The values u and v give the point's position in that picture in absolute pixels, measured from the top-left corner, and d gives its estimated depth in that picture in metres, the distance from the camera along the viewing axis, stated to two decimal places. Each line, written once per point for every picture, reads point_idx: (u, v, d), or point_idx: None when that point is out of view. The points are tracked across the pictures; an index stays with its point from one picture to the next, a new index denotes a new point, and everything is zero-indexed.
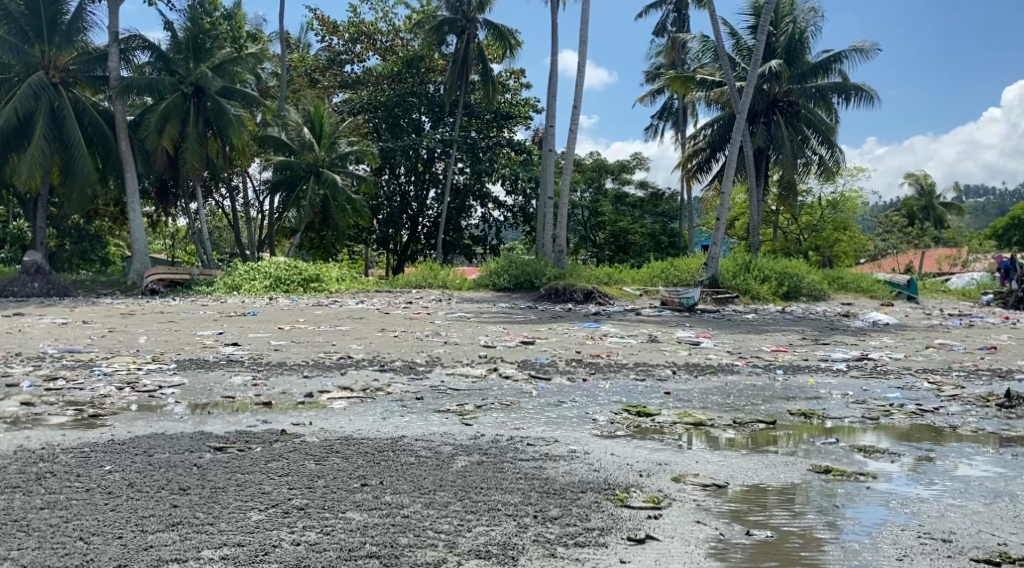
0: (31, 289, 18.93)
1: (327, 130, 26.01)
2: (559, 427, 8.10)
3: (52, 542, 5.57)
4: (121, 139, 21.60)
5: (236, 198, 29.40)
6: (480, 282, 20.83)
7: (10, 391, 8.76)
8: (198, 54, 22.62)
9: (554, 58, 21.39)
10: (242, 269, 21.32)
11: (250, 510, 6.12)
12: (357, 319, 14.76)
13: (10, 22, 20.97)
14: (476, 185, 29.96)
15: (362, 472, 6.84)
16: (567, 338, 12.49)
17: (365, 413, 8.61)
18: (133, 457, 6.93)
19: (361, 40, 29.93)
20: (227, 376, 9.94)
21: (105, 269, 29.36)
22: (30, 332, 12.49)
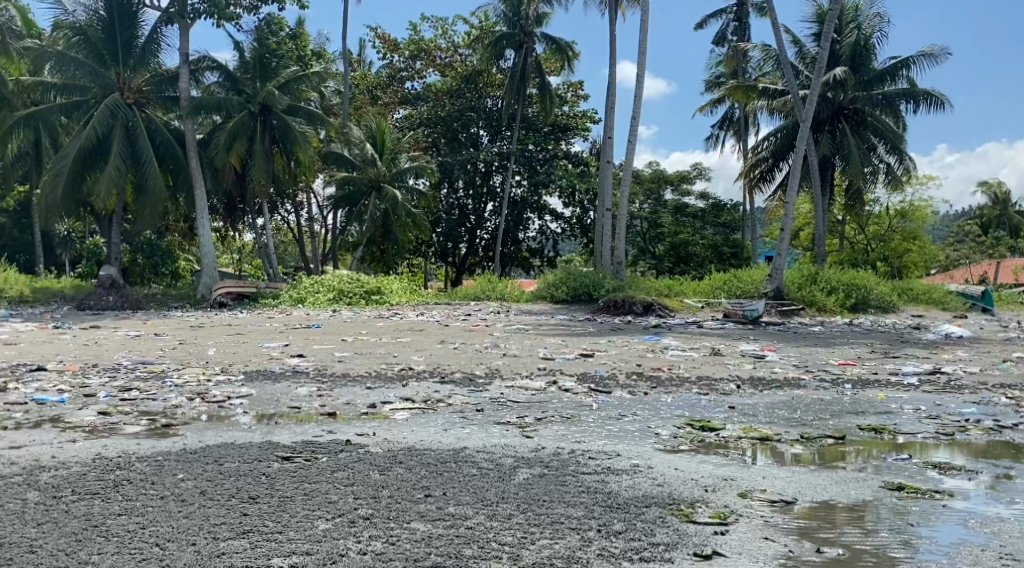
0: (106, 303, 19.44)
1: (388, 145, 26.22)
2: (621, 441, 8.07)
3: (130, 548, 5.72)
4: (191, 158, 22.15)
5: (300, 213, 29.88)
6: (538, 293, 20.84)
7: (88, 402, 9.01)
8: (264, 73, 23.11)
9: (614, 69, 21.32)
10: (306, 282, 21.64)
11: (317, 519, 6.21)
12: (417, 331, 14.86)
13: (88, 47, 21.54)
14: (533, 198, 29.94)
15: (425, 483, 6.90)
16: (628, 351, 12.44)
17: (426, 424, 8.68)
18: (204, 466, 7.08)
19: (421, 56, 30.15)
20: (292, 387, 10.08)
21: (174, 283, 30.07)
22: (105, 343, 12.84)
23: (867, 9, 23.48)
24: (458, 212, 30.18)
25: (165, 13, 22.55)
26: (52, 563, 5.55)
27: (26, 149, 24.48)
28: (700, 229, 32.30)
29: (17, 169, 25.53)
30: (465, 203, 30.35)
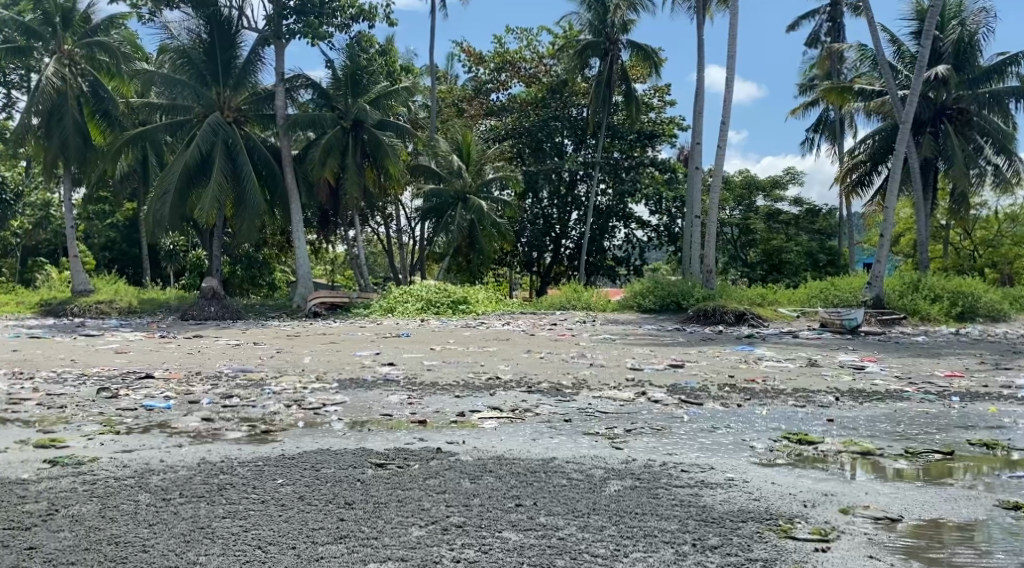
0: (208, 314, 20.07)
1: (473, 156, 26.49)
2: (715, 454, 7.94)
3: (234, 549, 5.89)
4: (288, 172, 22.84)
5: (390, 224, 30.28)
6: (626, 303, 20.72)
7: (193, 408, 9.31)
8: (355, 90, 23.63)
9: (701, 74, 21.05)
10: (397, 292, 21.94)
11: (410, 526, 6.30)
12: (504, 341, 14.90)
13: (192, 68, 22.47)
14: (619, 206, 29.84)
15: (516, 492, 6.92)
16: (719, 362, 12.25)
17: (515, 434, 8.70)
18: (302, 472, 7.23)
19: (506, 68, 30.24)
20: (383, 395, 10.23)
21: (272, 293, 30.84)
22: (207, 352, 13.25)
23: (970, 6, 22.68)
24: (542, 222, 30.10)
25: (262, 33, 23.25)
26: (163, 562, 5.73)
27: (133, 167, 25.42)
28: (794, 235, 31.30)
29: (126, 187, 26.55)
30: (550, 212, 30.09)
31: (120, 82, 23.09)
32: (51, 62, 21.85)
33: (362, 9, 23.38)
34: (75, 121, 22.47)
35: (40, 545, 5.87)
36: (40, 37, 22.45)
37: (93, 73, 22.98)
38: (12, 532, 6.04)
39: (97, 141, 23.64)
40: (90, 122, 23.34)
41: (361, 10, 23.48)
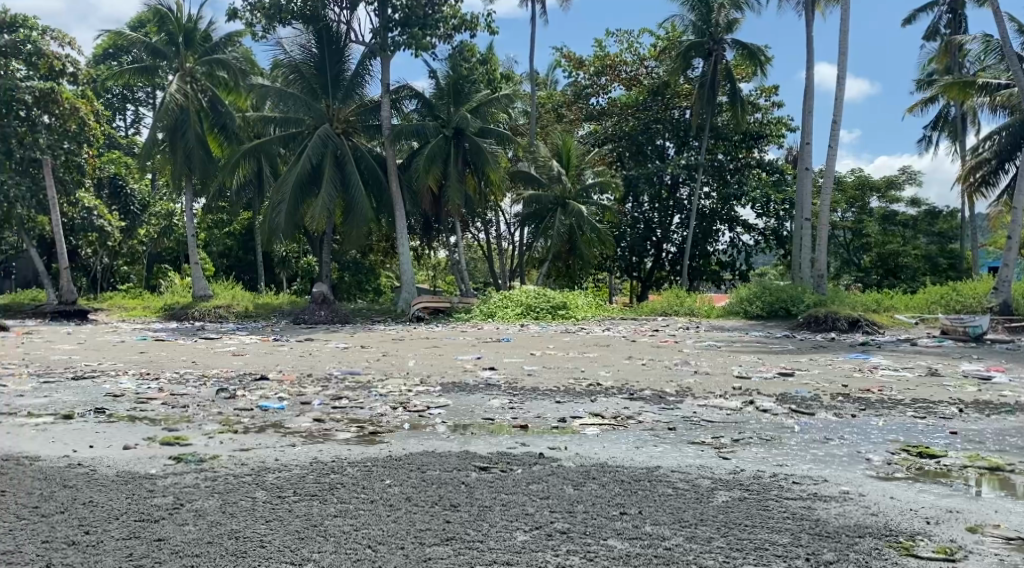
0: (318, 317, 20.58)
1: (573, 161, 26.24)
2: (828, 466, 7.68)
3: (346, 547, 5.98)
4: (392, 181, 23.25)
5: (490, 230, 30.36)
6: (732, 308, 20.28)
7: (304, 409, 9.52)
8: (457, 98, 23.88)
9: (810, 72, 20.52)
10: (497, 298, 22.01)
11: (515, 530, 6.30)
12: (605, 347, 14.80)
13: (302, 82, 23.25)
14: (723, 209, 29.25)
15: (620, 500, 6.82)
16: (831, 370, 11.86)
17: (618, 441, 8.59)
18: (409, 473, 7.30)
19: (606, 72, 29.87)
20: (485, 399, 10.26)
21: (377, 298, 31.40)
22: (317, 354, 13.57)
23: None
24: (643, 225, 29.84)
25: (370, 46, 23.74)
26: (280, 558, 5.85)
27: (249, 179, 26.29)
28: (912, 238, 30.83)
29: (243, 198, 27.45)
30: (650, 216, 29.80)
31: (238, 95, 24.13)
32: (175, 79, 22.83)
33: (464, 19, 23.64)
34: (198, 135, 23.26)
35: (167, 537, 6.06)
36: (165, 56, 23.37)
37: (213, 88, 24.02)
38: (141, 523, 6.25)
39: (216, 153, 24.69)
40: (210, 136, 24.32)
41: (463, 20, 23.74)
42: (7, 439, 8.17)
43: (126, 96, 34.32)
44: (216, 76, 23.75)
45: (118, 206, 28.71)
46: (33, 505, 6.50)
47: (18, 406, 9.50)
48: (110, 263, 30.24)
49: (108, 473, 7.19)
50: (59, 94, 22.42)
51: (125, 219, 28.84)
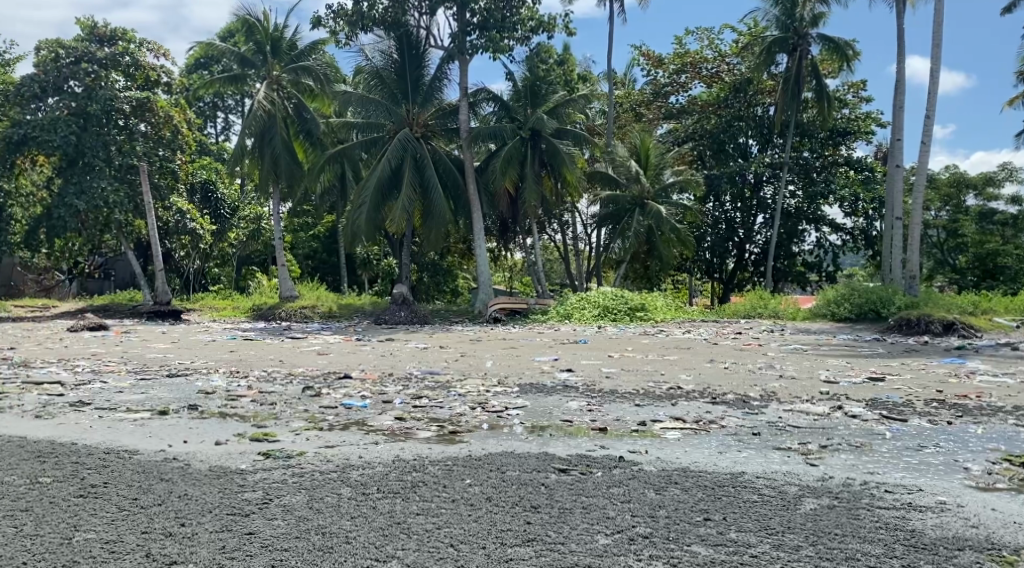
0: (398, 318, 20.76)
1: (652, 161, 26.03)
2: (923, 474, 7.38)
3: (429, 545, 5.97)
4: (470, 183, 23.33)
5: (567, 231, 30.22)
6: (818, 310, 19.81)
7: (386, 407, 9.56)
8: (534, 99, 23.97)
9: (901, 66, 19.89)
10: (574, 299, 21.86)
11: (597, 533, 6.20)
12: (686, 349, 14.56)
13: (383, 87, 23.49)
14: (809, 208, 28.53)
15: (704, 506, 6.66)
16: (925, 375, 11.42)
17: (700, 445, 8.41)
18: (488, 473, 7.24)
19: (686, 70, 29.52)
20: (564, 401, 10.17)
21: (455, 300, 31.50)
22: (397, 354, 13.67)
23: None
24: (725, 226, 29.34)
25: (448, 50, 23.87)
26: (365, 554, 5.86)
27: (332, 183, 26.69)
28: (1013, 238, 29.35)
29: (325, 201, 27.91)
30: (733, 215, 29.29)
31: (322, 101, 24.53)
32: (262, 87, 23.32)
33: (541, 21, 23.55)
34: (284, 141, 23.77)
35: (258, 531, 6.12)
36: (253, 65, 23.94)
37: (298, 96, 24.31)
38: (233, 517, 6.33)
39: (302, 159, 25.24)
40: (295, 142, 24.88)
41: (541, 21, 23.66)
42: (107, 433, 8.39)
43: (216, 104, 35.26)
44: (301, 83, 24.11)
45: (210, 210, 29.69)
46: (132, 496, 6.64)
47: (116, 402, 9.76)
48: (201, 265, 31.08)
49: (202, 468, 7.31)
50: (155, 102, 23.49)
51: (215, 222, 29.67)
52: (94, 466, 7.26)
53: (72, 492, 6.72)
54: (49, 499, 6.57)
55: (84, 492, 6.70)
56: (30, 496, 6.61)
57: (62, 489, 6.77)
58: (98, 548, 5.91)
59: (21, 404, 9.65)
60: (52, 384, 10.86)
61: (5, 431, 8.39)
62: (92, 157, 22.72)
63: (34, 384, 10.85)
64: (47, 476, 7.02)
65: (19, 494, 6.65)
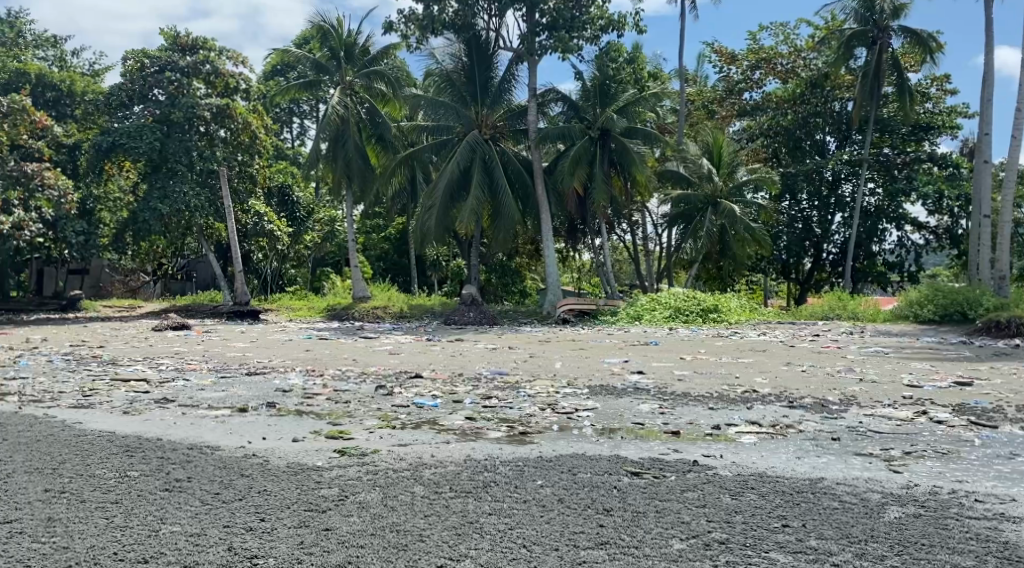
0: (467, 318, 20.73)
1: (726, 158, 25.49)
2: (1015, 484, 7.02)
3: (501, 546, 5.87)
4: (538, 183, 23.21)
5: (637, 231, 29.90)
6: (900, 313, 19.22)
7: (456, 407, 9.50)
8: (603, 99, 23.49)
9: (989, 57, 19.15)
10: (645, 301, 21.56)
11: (671, 537, 6.02)
12: (761, 351, 14.21)
13: (453, 90, 23.68)
14: (890, 207, 27.72)
15: (783, 512, 6.43)
16: (1016, 381, 10.92)
17: (777, 450, 8.15)
18: (560, 475, 7.11)
19: (761, 66, 28.97)
20: (635, 403, 9.99)
21: (523, 301, 31.42)
22: (468, 355, 13.63)
23: None
24: (801, 224, 28.68)
25: (517, 52, 23.82)
26: (438, 553, 5.79)
27: (403, 186, 26.88)
28: None
29: (397, 203, 28.11)
30: (810, 214, 28.58)
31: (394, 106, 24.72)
32: (336, 92, 23.58)
33: (611, 19, 23.30)
34: (357, 145, 24.02)
35: (334, 527, 6.10)
36: (328, 72, 24.23)
37: (371, 100, 24.59)
38: (310, 513, 6.31)
39: (374, 163, 25.47)
40: (368, 146, 25.12)
41: (611, 20, 23.43)
42: (190, 429, 8.50)
43: (292, 110, 35.86)
44: (374, 88, 24.34)
45: (286, 213, 30.17)
46: (214, 491, 6.68)
47: (198, 399, 9.89)
48: (278, 267, 31.61)
49: (280, 464, 7.34)
50: (234, 109, 23.70)
51: (291, 224, 30.14)
52: (178, 461, 7.34)
53: (158, 486, 6.79)
54: (137, 492, 6.65)
55: (169, 486, 6.77)
56: (119, 489, 6.69)
57: (148, 482, 6.85)
58: (182, 540, 5.94)
59: (109, 400, 9.85)
60: (139, 381, 11.09)
61: (95, 426, 8.56)
62: (176, 162, 23.21)
63: (121, 381, 11.10)
64: (134, 470, 7.11)
65: (108, 487, 6.74)
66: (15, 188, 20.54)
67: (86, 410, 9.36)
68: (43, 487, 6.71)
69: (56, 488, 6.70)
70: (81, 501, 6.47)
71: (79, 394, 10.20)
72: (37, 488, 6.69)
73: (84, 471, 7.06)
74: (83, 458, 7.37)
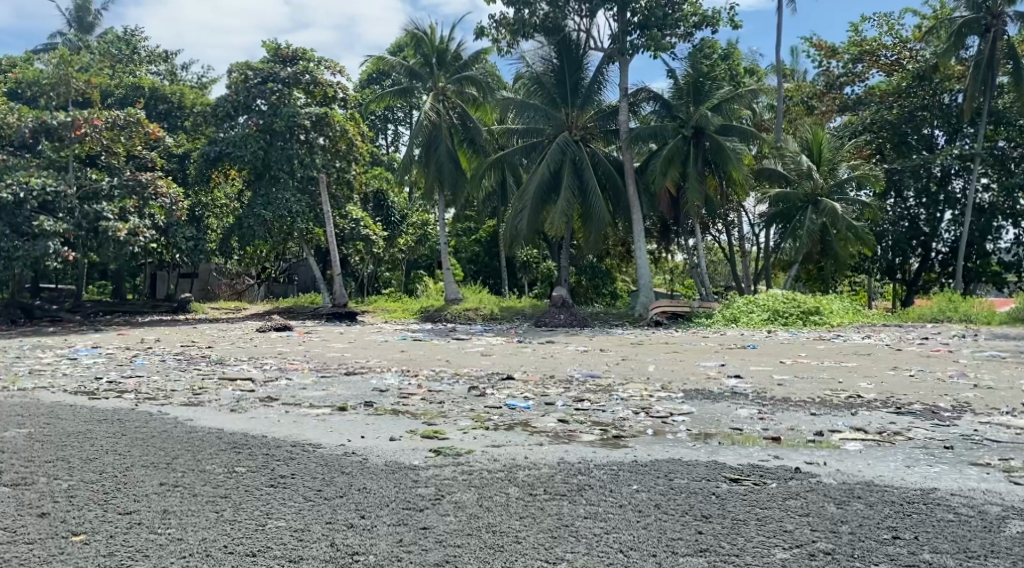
0: (558, 321, 20.53)
1: (826, 155, 24.77)
2: None
3: (598, 550, 5.69)
4: (629, 184, 22.85)
5: (732, 232, 29.22)
6: (1016, 315, 18.27)
7: (549, 410, 9.32)
8: (697, 96, 23.12)
9: None
10: (742, 303, 21.02)
11: (774, 547, 5.75)
12: (865, 355, 13.63)
13: (543, 92, 23.55)
14: (1004, 203, 26.43)
15: (893, 523, 6.07)
16: None
17: (885, 458, 7.73)
18: (656, 480, 6.87)
19: (864, 59, 27.98)
20: (733, 408, 9.64)
21: (614, 302, 31.10)
22: (559, 357, 13.42)
23: None
24: (908, 223, 27.71)
25: (608, 52, 23.54)
26: (534, 555, 5.65)
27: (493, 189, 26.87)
28: None
29: (488, 205, 28.13)
30: (917, 213, 27.57)
31: (485, 111, 24.68)
32: (428, 98, 23.76)
33: (705, 16, 22.79)
34: (448, 150, 24.10)
35: (432, 526, 5.99)
36: (420, 78, 24.31)
37: (463, 105, 24.54)
38: (409, 512, 6.23)
39: (465, 167, 25.52)
40: (460, 151, 25.16)
41: (705, 16, 22.93)
42: (292, 427, 8.54)
43: (386, 117, 36.31)
44: (465, 93, 24.37)
45: (382, 217, 30.55)
46: (317, 488, 6.67)
47: (299, 398, 9.97)
48: (374, 270, 32.03)
49: (378, 462, 7.29)
50: (332, 117, 24.04)
51: (386, 228, 30.50)
52: (282, 458, 7.36)
53: (264, 481, 6.81)
54: (244, 487, 6.67)
55: (274, 482, 6.78)
56: (228, 484, 6.73)
57: (255, 478, 6.87)
58: (287, 535, 5.93)
59: (217, 399, 10.00)
60: (243, 380, 11.25)
61: (205, 424, 8.67)
62: (279, 169, 23.72)
63: (228, 381, 11.28)
64: (242, 465, 7.16)
65: (218, 482, 6.79)
66: (131, 197, 21.31)
67: (197, 407, 9.51)
68: (158, 480, 6.80)
69: (170, 481, 6.77)
70: (193, 495, 6.52)
71: (191, 392, 10.39)
72: (153, 481, 6.78)
73: (196, 466, 7.13)
74: (195, 454, 7.46)
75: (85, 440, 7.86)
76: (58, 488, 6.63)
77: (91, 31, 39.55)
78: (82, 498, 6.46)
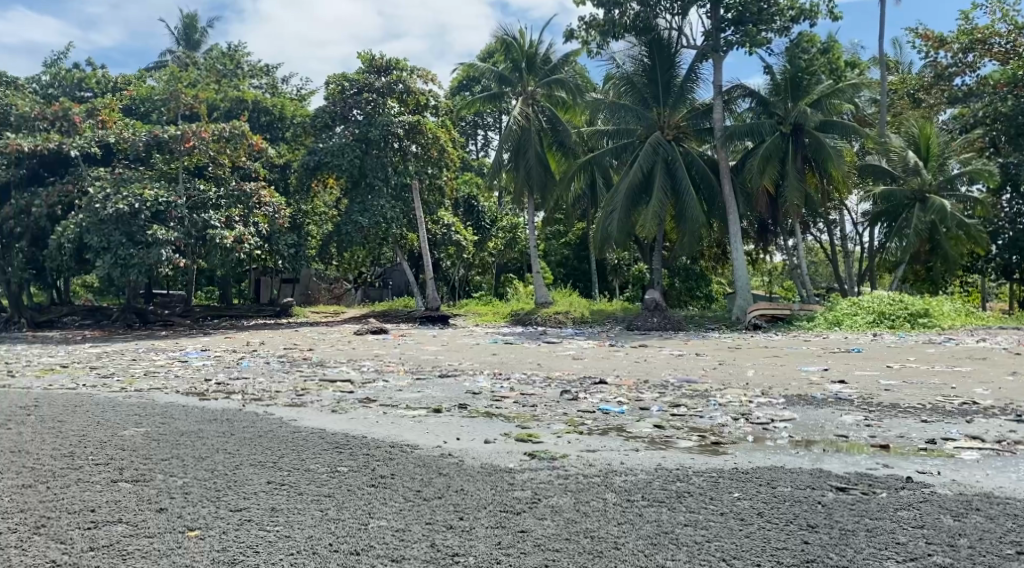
0: (651, 323, 20.15)
1: (935, 149, 23.81)
2: None
3: (700, 559, 5.43)
4: (725, 183, 22.31)
5: (834, 232, 28.31)
6: None
7: (643, 415, 9.04)
8: (796, 92, 22.38)
9: None
10: (846, 305, 20.29)
11: (887, 560, 5.41)
12: (979, 359, 12.88)
13: (635, 92, 23.31)
14: None
15: (1018, 538, 5.64)
16: None
17: (1005, 469, 7.22)
18: (759, 488, 6.54)
19: (975, 48, 26.68)
20: (837, 414, 9.18)
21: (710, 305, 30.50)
22: (653, 361, 13.08)
23: None
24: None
25: (702, 49, 23.03)
26: (634, 562, 5.43)
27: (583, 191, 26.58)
28: None
29: (578, 208, 27.85)
30: None
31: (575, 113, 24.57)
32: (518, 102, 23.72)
33: (802, 9, 22.12)
34: (539, 154, 23.99)
35: (529, 530, 5.81)
36: (511, 83, 24.22)
37: (552, 108, 24.55)
38: (506, 514, 6.07)
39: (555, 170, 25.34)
40: (550, 154, 24.96)
41: (802, 10, 22.20)
42: (391, 428, 8.50)
43: (477, 123, 36.39)
44: (555, 96, 24.34)
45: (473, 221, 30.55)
46: (416, 488, 6.56)
47: (396, 399, 9.94)
48: (466, 273, 32.09)
49: (474, 464, 7.14)
50: (424, 125, 24.11)
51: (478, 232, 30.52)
52: (382, 458, 7.29)
53: (365, 481, 6.74)
54: (346, 487, 6.61)
55: (375, 482, 6.71)
56: (331, 483, 6.68)
57: (356, 478, 6.81)
58: (388, 534, 5.83)
59: (317, 400, 10.05)
60: (344, 381, 11.32)
61: (308, 424, 8.70)
62: (374, 178, 23.92)
63: (328, 382, 11.36)
64: (344, 465, 7.11)
65: (321, 481, 6.75)
66: (236, 206, 21.86)
67: (300, 408, 9.57)
68: (265, 479, 6.80)
69: (277, 480, 6.77)
70: (299, 493, 6.49)
71: (292, 394, 10.47)
72: (260, 479, 6.79)
73: (300, 465, 7.12)
74: (299, 453, 7.45)
75: (196, 439, 7.95)
76: (173, 485, 6.68)
77: (197, 47, 40.77)
78: (195, 494, 6.49)
